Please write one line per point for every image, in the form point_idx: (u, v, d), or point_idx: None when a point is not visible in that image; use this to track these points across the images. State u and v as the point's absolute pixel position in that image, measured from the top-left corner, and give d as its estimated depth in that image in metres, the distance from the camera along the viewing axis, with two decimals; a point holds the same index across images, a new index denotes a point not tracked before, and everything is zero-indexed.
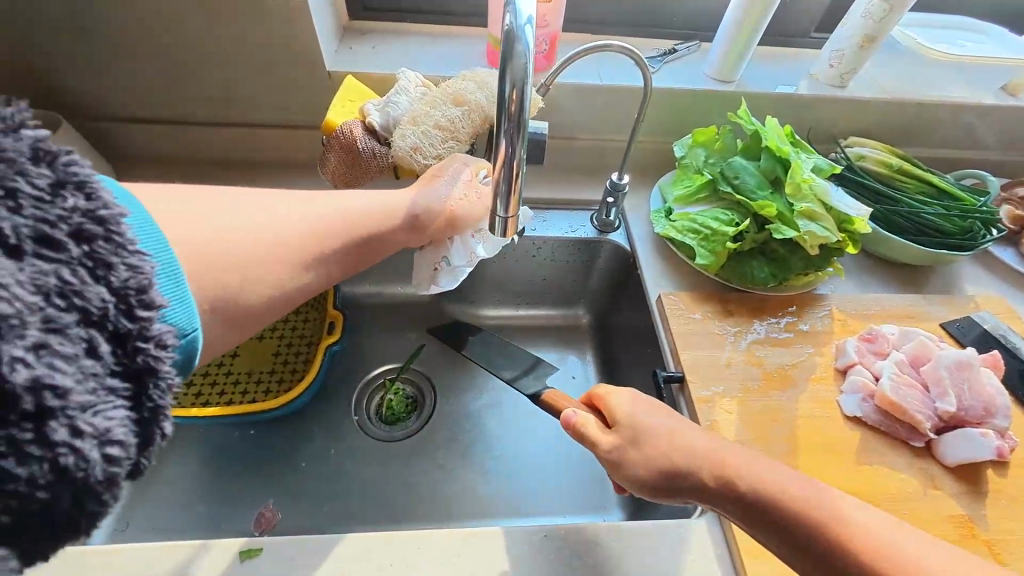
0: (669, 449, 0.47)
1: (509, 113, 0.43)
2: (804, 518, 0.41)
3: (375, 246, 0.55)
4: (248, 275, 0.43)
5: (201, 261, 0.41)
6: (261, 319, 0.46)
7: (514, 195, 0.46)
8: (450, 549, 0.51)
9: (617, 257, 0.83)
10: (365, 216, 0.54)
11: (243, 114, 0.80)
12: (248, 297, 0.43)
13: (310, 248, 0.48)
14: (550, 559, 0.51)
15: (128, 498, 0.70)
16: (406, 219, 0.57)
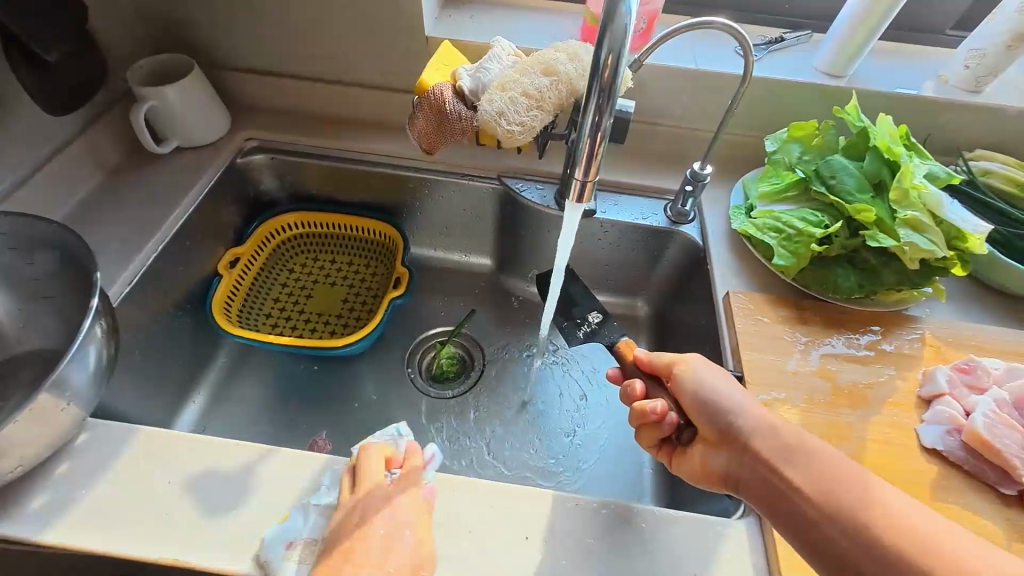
0: (721, 421, 0.51)
1: (602, 80, 0.43)
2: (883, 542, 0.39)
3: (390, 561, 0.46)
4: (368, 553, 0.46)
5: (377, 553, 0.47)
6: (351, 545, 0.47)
7: (595, 161, 0.47)
8: (485, 503, 0.52)
9: (687, 250, 0.80)
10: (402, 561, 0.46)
11: (344, 73, 0.86)
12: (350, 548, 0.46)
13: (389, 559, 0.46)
14: (580, 530, 0.51)
15: (206, 407, 0.78)
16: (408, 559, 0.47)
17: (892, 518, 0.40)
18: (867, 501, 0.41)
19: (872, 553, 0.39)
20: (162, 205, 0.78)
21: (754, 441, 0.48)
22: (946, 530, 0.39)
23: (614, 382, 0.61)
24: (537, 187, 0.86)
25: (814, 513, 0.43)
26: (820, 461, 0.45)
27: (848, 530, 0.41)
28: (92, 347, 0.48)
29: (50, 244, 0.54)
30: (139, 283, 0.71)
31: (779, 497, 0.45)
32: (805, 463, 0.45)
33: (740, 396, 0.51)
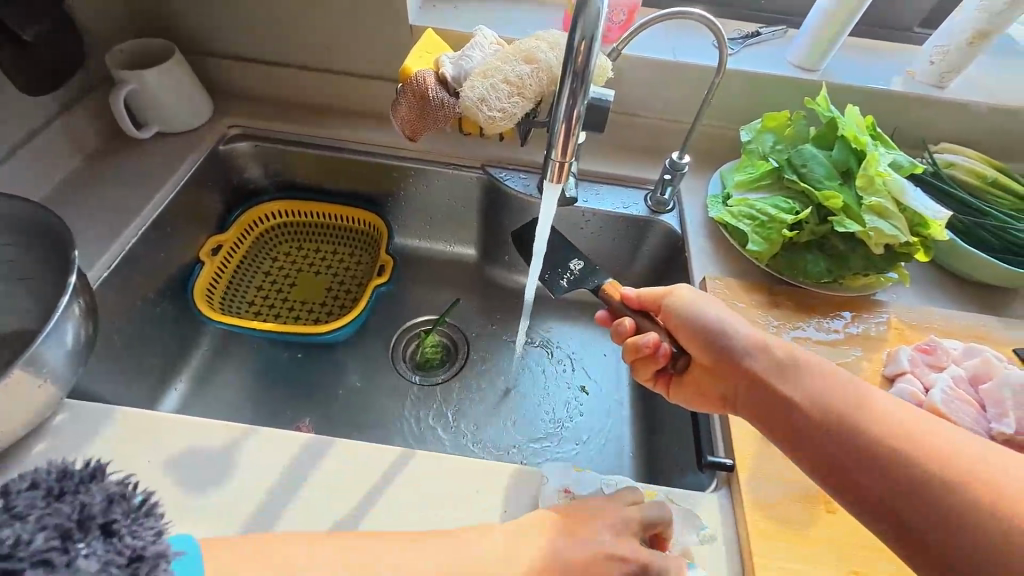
0: (715, 347, 0.53)
1: (576, 64, 0.45)
2: (867, 436, 0.41)
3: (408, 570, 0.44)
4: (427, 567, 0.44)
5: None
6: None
7: (571, 142, 0.49)
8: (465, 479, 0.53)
9: (667, 239, 0.82)
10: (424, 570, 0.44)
11: (328, 61, 0.87)
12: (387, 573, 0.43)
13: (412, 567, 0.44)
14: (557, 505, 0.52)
15: (187, 394, 0.77)
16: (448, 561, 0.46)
17: (880, 420, 0.42)
18: (856, 408, 0.43)
19: (879, 468, 0.40)
20: (142, 190, 0.78)
21: (751, 363, 0.50)
22: (955, 442, 0.40)
23: (603, 322, 0.62)
24: (520, 177, 0.87)
25: (805, 421, 0.45)
26: (827, 382, 0.45)
27: (854, 449, 0.41)
28: (69, 325, 0.48)
29: (26, 222, 0.54)
30: (119, 267, 0.71)
31: (774, 410, 0.47)
32: (809, 384, 0.46)
33: (736, 324, 0.53)
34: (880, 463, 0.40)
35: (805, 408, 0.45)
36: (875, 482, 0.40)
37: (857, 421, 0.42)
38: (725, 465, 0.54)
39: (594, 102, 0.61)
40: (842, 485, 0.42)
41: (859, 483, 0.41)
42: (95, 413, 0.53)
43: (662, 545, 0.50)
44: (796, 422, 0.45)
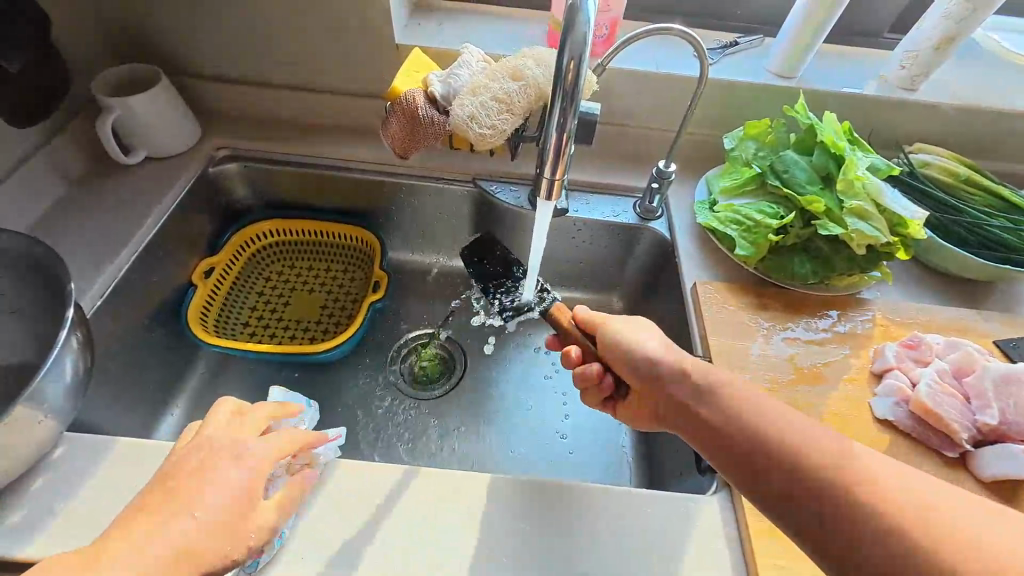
0: (646, 372, 0.53)
1: (565, 84, 0.46)
2: (800, 466, 0.40)
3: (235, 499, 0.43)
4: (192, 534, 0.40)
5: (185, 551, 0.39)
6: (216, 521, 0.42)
7: (562, 159, 0.50)
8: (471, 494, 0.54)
9: (657, 245, 0.83)
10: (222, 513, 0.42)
11: (315, 80, 0.87)
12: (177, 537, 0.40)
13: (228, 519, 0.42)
14: (562, 514, 0.53)
15: (183, 418, 0.76)
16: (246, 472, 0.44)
17: (810, 447, 0.41)
18: (786, 437, 0.42)
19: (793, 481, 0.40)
20: (132, 215, 0.77)
21: (682, 388, 0.50)
22: (879, 466, 0.39)
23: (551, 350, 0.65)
24: (511, 189, 0.88)
25: (738, 454, 0.44)
26: (755, 408, 0.45)
27: (768, 464, 0.42)
28: (68, 358, 0.48)
29: (15, 253, 0.53)
30: (112, 296, 0.70)
31: (706, 439, 0.47)
32: (736, 409, 0.46)
33: (658, 344, 0.54)
34: (794, 479, 0.40)
35: (738, 438, 0.44)
36: (792, 499, 0.40)
37: (766, 436, 0.43)
38: None
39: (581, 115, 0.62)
40: (784, 520, 0.40)
41: (804, 520, 0.39)
42: (93, 445, 0.53)
43: (665, 548, 0.51)
44: (731, 455, 0.44)
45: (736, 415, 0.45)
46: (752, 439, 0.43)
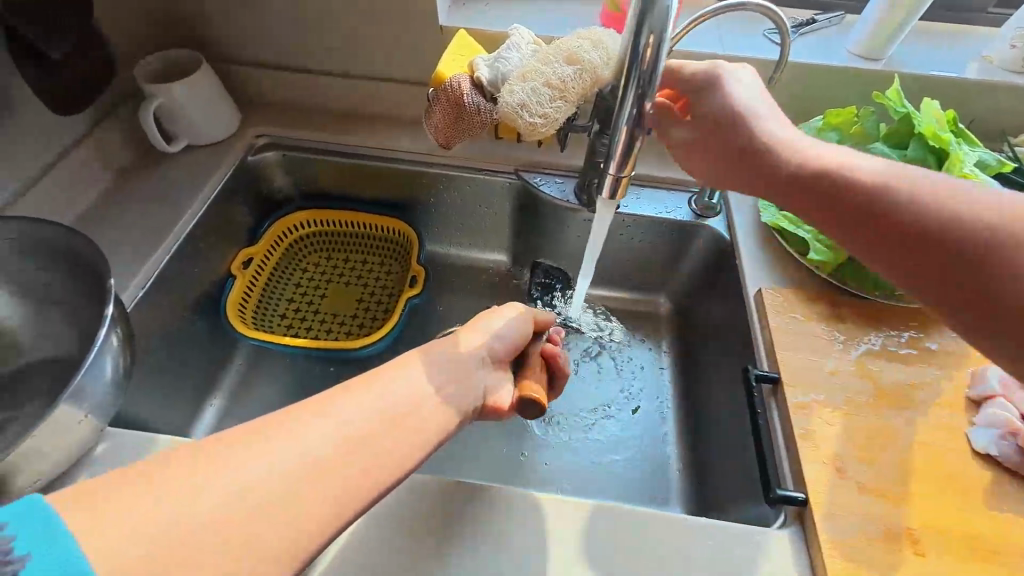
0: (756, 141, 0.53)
1: (642, 70, 0.40)
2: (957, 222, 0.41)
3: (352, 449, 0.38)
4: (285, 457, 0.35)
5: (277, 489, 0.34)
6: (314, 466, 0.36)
7: (633, 155, 0.44)
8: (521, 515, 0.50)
9: (715, 245, 0.78)
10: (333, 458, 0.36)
11: (355, 66, 0.84)
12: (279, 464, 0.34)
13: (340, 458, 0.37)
14: (619, 543, 0.48)
15: (222, 410, 0.76)
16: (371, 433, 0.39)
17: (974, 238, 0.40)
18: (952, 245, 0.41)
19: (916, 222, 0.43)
20: (174, 204, 0.76)
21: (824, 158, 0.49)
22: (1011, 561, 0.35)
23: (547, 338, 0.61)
24: (556, 182, 0.83)
25: (916, 221, 0.42)
26: (923, 188, 0.43)
27: (893, 229, 0.44)
28: (109, 357, 0.47)
29: (54, 247, 0.52)
30: (153, 287, 0.69)
31: (838, 197, 0.47)
32: (897, 188, 0.44)
33: (790, 133, 0.52)
34: (907, 222, 0.43)
35: (897, 196, 0.44)
36: (874, 222, 0.45)
37: (903, 191, 0.44)
38: (797, 499, 0.49)
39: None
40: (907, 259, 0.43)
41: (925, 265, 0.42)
42: (132, 444, 0.51)
43: None
44: (892, 209, 0.44)
45: (873, 177, 0.46)
46: (911, 216, 0.43)
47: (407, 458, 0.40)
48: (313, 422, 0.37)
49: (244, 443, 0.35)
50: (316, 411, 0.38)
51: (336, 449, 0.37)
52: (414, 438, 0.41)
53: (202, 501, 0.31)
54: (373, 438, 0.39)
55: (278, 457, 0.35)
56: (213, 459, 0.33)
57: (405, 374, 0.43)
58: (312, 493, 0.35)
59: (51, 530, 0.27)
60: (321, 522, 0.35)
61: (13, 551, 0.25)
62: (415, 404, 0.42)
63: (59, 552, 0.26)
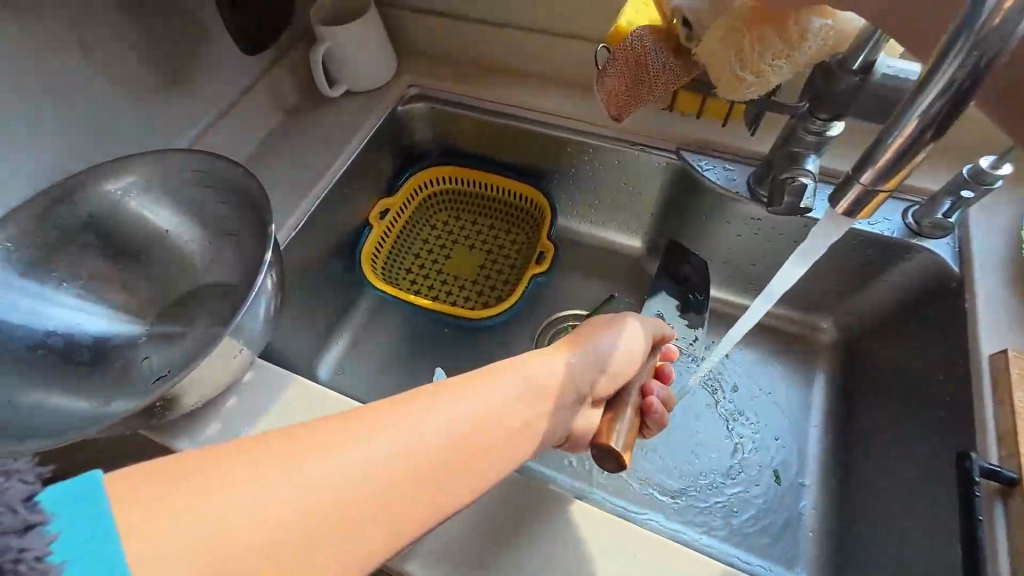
0: None
1: (978, 43, 0.25)
2: None
3: (459, 447, 0.37)
4: (397, 445, 0.35)
5: (386, 480, 0.34)
6: (423, 460, 0.36)
7: (911, 161, 0.30)
8: (638, 553, 0.45)
9: (932, 275, 0.60)
10: (440, 451, 0.36)
11: (518, 17, 0.78)
12: (390, 456, 0.35)
13: (446, 455, 0.37)
14: None
15: (347, 351, 0.80)
16: (479, 433, 0.39)
17: None
18: None
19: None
20: (329, 148, 0.79)
21: None
22: None
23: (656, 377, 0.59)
24: (724, 167, 0.70)
25: None
26: None
27: None
28: (264, 299, 0.49)
29: (232, 184, 0.56)
30: (304, 227, 0.73)
31: None
32: None
33: None
34: None
35: None
36: None
37: None
38: None
39: (875, 79, 0.47)
40: None
41: None
42: (275, 377, 0.55)
43: None
44: None
45: None
46: None
47: (491, 463, 0.39)
48: (423, 413, 0.37)
49: (341, 425, 0.35)
50: (410, 403, 0.37)
51: (445, 443, 0.37)
52: (498, 442, 0.40)
53: (303, 483, 0.31)
54: (477, 436, 0.39)
55: (390, 444, 0.35)
56: (314, 439, 0.33)
57: (513, 376, 0.43)
58: (415, 487, 0.35)
59: (98, 525, 0.27)
60: (421, 513, 0.35)
61: (49, 555, 0.25)
62: (502, 406, 0.41)
63: (103, 555, 0.26)
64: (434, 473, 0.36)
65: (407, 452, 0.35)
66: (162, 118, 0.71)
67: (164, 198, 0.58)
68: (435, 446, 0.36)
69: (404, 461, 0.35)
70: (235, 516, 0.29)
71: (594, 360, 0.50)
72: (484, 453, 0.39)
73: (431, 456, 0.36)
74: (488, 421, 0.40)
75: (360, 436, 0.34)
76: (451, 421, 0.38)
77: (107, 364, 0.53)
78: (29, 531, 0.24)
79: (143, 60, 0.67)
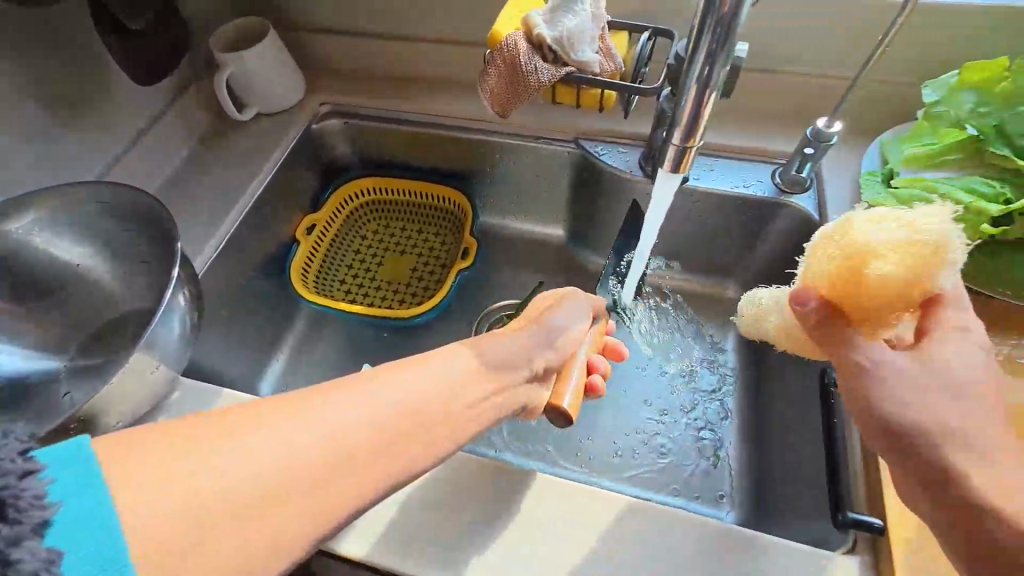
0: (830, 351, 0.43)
1: (720, 16, 0.39)
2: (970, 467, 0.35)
3: (379, 431, 0.40)
4: (313, 430, 0.38)
5: (304, 464, 0.36)
6: (338, 445, 0.38)
7: (702, 117, 0.45)
8: (563, 501, 0.49)
9: (801, 226, 0.69)
10: (360, 435, 0.39)
11: (419, 29, 0.83)
12: (306, 440, 0.37)
13: (364, 442, 0.39)
14: (667, 540, 0.46)
15: (288, 366, 0.81)
16: (399, 417, 0.41)
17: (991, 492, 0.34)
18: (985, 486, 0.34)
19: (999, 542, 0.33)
20: (245, 170, 0.80)
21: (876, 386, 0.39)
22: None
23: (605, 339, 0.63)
24: (619, 151, 0.77)
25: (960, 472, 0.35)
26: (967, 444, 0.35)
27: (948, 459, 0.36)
28: (177, 315, 0.51)
29: (135, 208, 0.57)
30: (226, 249, 0.75)
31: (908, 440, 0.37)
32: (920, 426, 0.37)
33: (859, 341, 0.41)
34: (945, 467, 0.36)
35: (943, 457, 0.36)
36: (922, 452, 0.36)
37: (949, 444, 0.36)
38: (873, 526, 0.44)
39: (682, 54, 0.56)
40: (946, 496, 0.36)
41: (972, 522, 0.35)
42: (204, 393, 0.56)
43: None
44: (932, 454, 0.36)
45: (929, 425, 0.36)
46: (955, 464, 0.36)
47: (414, 450, 0.41)
48: (337, 402, 0.40)
49: (259, 413, 0.37)
50: (334, 393, 0.40)
51: (366, 428, 0.39)
52: (422, 431, 0.42)
53: (229, 474, 0.34)
54: (397, 420, 0.41)
55: (305, 430, 0.37)
56: (242, 427, 0.36)
57: (435, 361, 0.46)
58: (332, 471, 0.37)
59: (84, 478, 0.30)
60: (344, 497, 0.37)
61: (47, 494, 0.28)
62: (427, 392, 0.43)
63: (88, 503, 0.29)
64: (354, 457, 0.38)
65: (324, 439, 0.38)
66: (67, 156, 0.71)
67: (70, 232, 0.59)
68: (350, 428, 0.39)
69: (321, 447, 0.37)
70: (162, 506, 0.32)
71: (521, 342, 0.53)
72: (405, 436, 0.41)
73: (350, 439, 0.39)
74: (409, 404, 0.42)
75: (284, 424, 0.37)
76: (369, 406, 0.40)
77: (29, 400, 0.53)
78: (27, 476, 0.27)
79: (38, 99, 0.67)
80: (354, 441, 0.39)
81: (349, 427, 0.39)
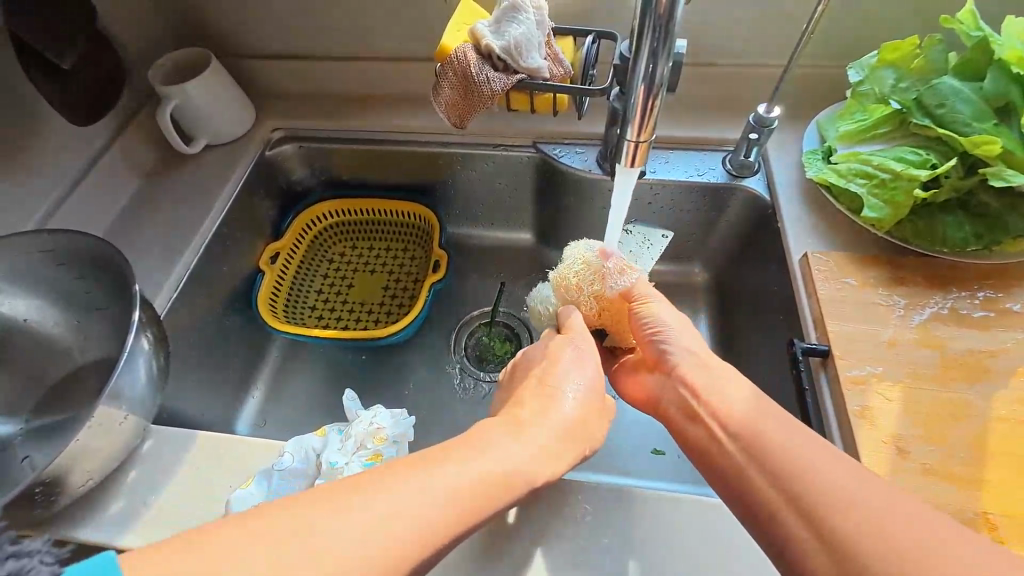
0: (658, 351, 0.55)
1: (657, 17, 0.42)
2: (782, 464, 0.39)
3: (423, 519, 0.36)
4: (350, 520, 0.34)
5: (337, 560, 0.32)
6: (377, 536, 0.34)
7: (651, 115, 0.47)
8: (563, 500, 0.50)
9: (755, 206, 0.72)
10: (404, 525, 0.35)
11: (367, 47, 0.83)
12: (344, 532, 0.33)
13: (405, 533, 0.35)
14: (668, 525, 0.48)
15: (265, 401, 0.78)
16: (449, 503, 0.38)
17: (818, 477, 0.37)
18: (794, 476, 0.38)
19: (799, 511, 0.36)
20: (200, 202, 0.78)
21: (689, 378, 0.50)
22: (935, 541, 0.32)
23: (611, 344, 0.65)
24: (577, 152, 0.80)
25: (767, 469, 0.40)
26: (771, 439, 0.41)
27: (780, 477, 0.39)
28: (141, 358, 0.49)
29: (87, 259, 0.54)
30: (187, 286, 0.72)
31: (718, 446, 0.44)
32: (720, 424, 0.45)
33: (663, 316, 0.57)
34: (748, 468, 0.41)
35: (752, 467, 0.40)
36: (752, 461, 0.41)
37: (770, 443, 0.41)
38: None
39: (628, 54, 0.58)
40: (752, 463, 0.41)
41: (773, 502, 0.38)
42: (180, 438, 0.54)
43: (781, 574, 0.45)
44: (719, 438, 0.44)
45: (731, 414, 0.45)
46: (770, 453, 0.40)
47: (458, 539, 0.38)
48: (382, 492, 0.36)
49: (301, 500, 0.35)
50: (383, 479, 0.37)
51: (410, 514, 0.36)
52: (468, 522, 0.38)
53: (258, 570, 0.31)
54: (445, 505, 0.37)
55: (342, 520, 0.34)
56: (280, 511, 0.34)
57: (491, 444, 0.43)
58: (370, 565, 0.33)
59: None
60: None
61: None
62: (478, 480, 0.40)
63: None
64: (394, 552, 0.34)
65: (367, 533, 0.34)
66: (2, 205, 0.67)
67: (14, 286, 0.55)
68: (395, 513, 0.35)
69: (360, 544, 0.33)
70: None
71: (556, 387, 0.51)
72: (451, 523, 0.37)
73: (395, 529, 0.35)
74: (458, 490, 0.39)
75: (327, 515, 0.34)
76: (416, 493, 0.37)
77: None
78: None
79: None
80: (386, 548, 0.34)
81: (396, 513, 0.35)
